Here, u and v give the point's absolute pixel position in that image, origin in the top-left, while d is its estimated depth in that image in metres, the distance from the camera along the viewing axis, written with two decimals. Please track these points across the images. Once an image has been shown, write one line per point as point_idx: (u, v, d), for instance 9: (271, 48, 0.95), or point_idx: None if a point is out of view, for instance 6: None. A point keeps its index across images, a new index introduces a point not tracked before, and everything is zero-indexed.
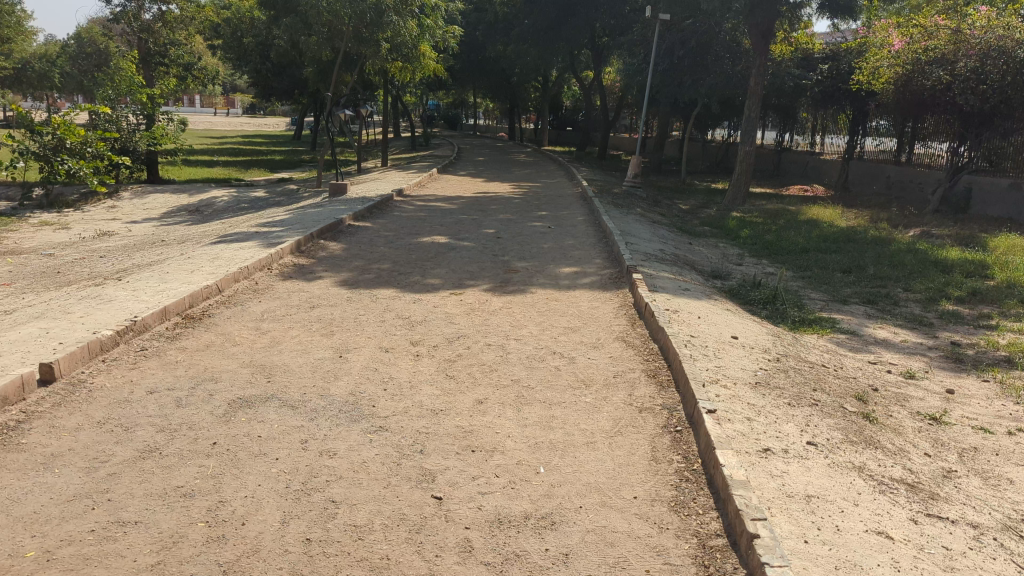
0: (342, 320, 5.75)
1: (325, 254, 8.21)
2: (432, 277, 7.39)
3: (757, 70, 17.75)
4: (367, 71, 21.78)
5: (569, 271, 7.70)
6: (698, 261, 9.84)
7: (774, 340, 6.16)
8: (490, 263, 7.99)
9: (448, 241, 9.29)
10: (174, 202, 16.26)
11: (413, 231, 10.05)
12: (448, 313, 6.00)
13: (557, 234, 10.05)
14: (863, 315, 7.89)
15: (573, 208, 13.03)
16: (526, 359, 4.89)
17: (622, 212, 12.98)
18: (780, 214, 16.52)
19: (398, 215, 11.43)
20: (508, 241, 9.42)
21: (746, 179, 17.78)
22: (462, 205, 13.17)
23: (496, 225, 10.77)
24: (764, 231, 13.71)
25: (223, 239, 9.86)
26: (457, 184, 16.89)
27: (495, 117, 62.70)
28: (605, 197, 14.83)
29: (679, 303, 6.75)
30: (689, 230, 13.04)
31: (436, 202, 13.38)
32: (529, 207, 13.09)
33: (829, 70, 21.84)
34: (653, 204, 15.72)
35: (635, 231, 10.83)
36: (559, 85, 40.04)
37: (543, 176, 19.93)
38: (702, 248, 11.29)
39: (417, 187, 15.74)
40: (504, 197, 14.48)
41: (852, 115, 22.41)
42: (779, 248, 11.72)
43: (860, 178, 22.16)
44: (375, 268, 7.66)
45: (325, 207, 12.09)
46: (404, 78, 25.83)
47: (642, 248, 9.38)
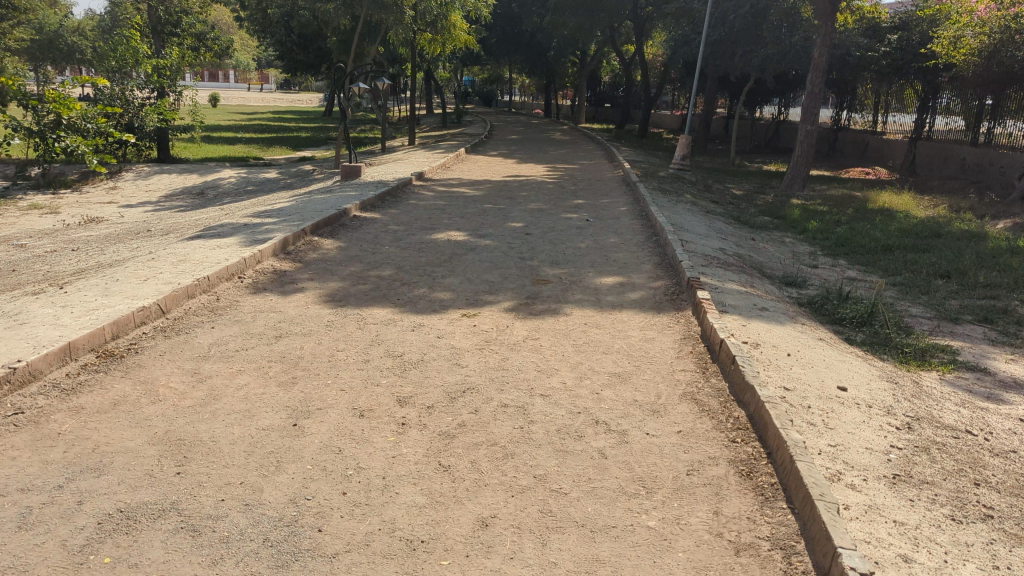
0: (312, 360, 4.29)
1: (315, 256, 6.79)
2: (442, 289, 5.93)
3: (822, 40, 15.94)
4: (392, 41, 20.28)
5: (614, 282, 6.20)
6: (766, 265, 8.32)
7: (892, 388, 4.59)
8: (516, 271, 6.52)
9: (467, 238, 7.84)
10: (179, 184, 14.98)
11: (428, 224, 8.61)
12: (455, 347, 4.52)
13: (596, 229, 8.55)
14: (984, 339, 6.31)
15: (616, 195, 11.49)
16: (558, 437, 3.39)
17: (672, 201, 11.41)
18: (846, 202, 14.86)
19: (414, 204, 9.99)
20: (538, 240, 7.94)
21: (806, 163, 16.17)
22: (490, 192, 11.68)
23: (526, 218, 9.30)
24: (833, 222, 12.10)
25: (207, 231, 8.46)
26: (486, 166, 15.41)
27: (531, 94, 60.90)
28: (650, 181, 13.26)
29: (759, 331, 5.21)
30: (748, 221, 11.47)
31: (460, 188, 11.91)
32: (564, 194, 11.58)
33: (898, 42, 19.96)
34: (704, 190, 14.12)
35: (690, 227, 9.28)
36: (598, 59, 38.26)
37: (581, 156, 18.36)
38: (766, 244, 9.73)
39: (442, 170, 14.29)
40: (537, 181, 12.96)
41: (923, 90, 20.49)
42: (855, 245, 10.14)
43: (928, 160, 20.29)
44: (372, 277, 6.23)
45: (334, 195, 10.65)
46: (434, 50, 24.30)
47: (700, 248, 7.87)
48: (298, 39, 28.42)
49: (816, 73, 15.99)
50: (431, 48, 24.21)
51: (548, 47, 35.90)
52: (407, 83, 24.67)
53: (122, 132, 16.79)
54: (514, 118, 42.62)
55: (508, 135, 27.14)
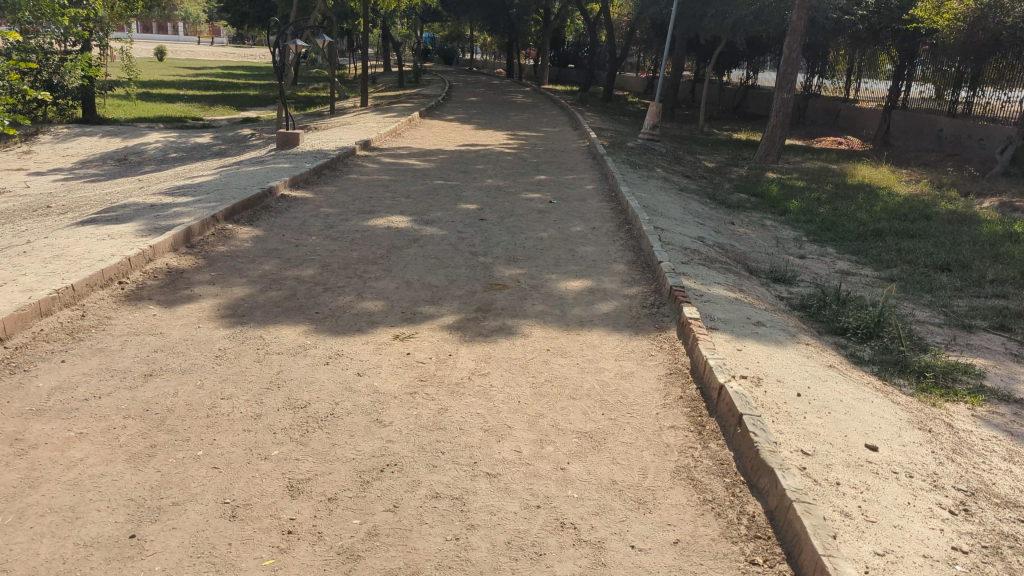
0: (184, 415, 3.23)
1: (224, 251, 5.69)
2: (373, 299, 4.90)
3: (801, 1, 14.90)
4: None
5: (581, 289, 5.21)
6: (750, 257, 7.41)
7: (929, 439, 3.66)
8: (464, 270, 5.51)
9: (412, 225, 6.79)
10: (101, 148, 13.62)
11: (367, 205, 7.54)
12: (377, 392, 3.50)
13: (559, 214, 7.54)
14: (1006, 353, 5.45)
15: (581, 170, 10.50)
16: (508, 559, 2.39)
17: (642, 178, 10.45)
18: (823, 176, 14.05)
19: (355, 180, 8.89)
20: (493, 226, 6.93)
21: (781, 133, 15.32)
22: (442, 164, 10.58)
23: (481, 197, 8.27)
24: (813, 199, 11.24)
25: (107, 211, 7.30)
26: (439, 133, 14.28)
27: (492, 52, 59.18)
28: (617, 153, 12.28)
29: (757, 357, 4.25)
30: (723, 200, 10.57)
31: (409, 159, 10.80)
32: (524, 168, 10.54)
33: (876, 5, 19.08)
34: (674, 163, 13.19)
35: (667, 210, 8.33)
36: (562, 17, 36.93)
37: (543, 123, 17.27)
38: (746, 228, 8.82)
39: (393, 137, 13.15)
40: (495, 152, 11.89)
41: (899, 56, 19.69)
42: (841, 228, 9.29)
43: (903, 129, 19.57)
44: (289, 281, 5.16)
45: (265, 168, 9.48)
46: (387, 5, 22.86)
47: (678, 238, 6.90)
48: None
49: (793, 36, 15.02)
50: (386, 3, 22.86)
51: (510, 4, 34.48)
52: (360, 41, 23.29)
53: (39, 90, 15.29)
54: (474, 78, 41.19)
55: (467, 96, 25.88)
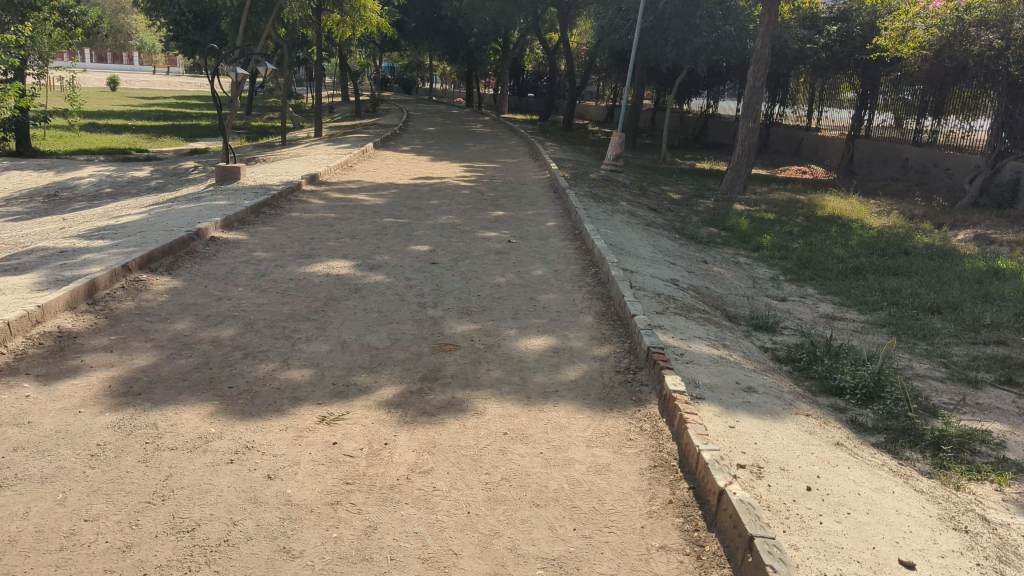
0: (29, 549, 2.47)
1: (132, 307, 4.90)
2: (300, 366, 4.16)
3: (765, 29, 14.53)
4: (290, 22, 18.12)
5: (544, 349, 4.53)
6: (728, 301, 6.80)
7: (968, 546, 3.01)
8: (410, 327, 4.80)
9: (354, 271, 6.08)
10: (30, 182, 12.70)
11: (307, 248, 6.80)
12: (290, 505, 2.76)
13: (520, 256, 6.88)
14: (1021, 413, 4.86)
15: (542, 204, 9.86)
16: None
17: (607, 212, 9.84)
18: (792, 208, 13.62)
19: (297, 218, 8.15)
20: (445, 272, 6.23)
21: (747, 163, 14.90)
22: (394, 200, 9.88)
23: (435, 236, 7.58)
24: (786, 233, 10.74)
25: (10, 257, 6.46)
26: (394, 165, 13.59)
27: (452, 81, 58.84)
28: (581, 186, 11.69)
29: (754, 437, 3.59)
30: (693, 235, 10.00)
31: (359, 194, 10.09)
32: (482, 202, 9.88)
33: (838, 33, 18.93)
34: (639, 195, 12.64)
35: (636, 250, 7.71)
36: (522, 46, 36.61)
37: (502, 153, 16.67)
38: (720, 266, 8.25)
39: (344, 170, 12.43)
40: (452, 185, 11.23)
41: (862, 85, 19.54)
42: (819, 265, 8.76)
43: (867, 159, 19.34)
44: (202, 345, 4.40)
45: (200, 205, 8.69)
46: (342, 32, 22.22)
47: (650, 282, 6.27)
48: (194, 18, 25.94)
49: (758, 64, 14.65)
50: (341, 30, 22.23)
51: (470, 33, 34.07)
52: (314, 70, 22.59)
53: None
54: (433, 108, 40.64)
55: (425, 126, 25.23)
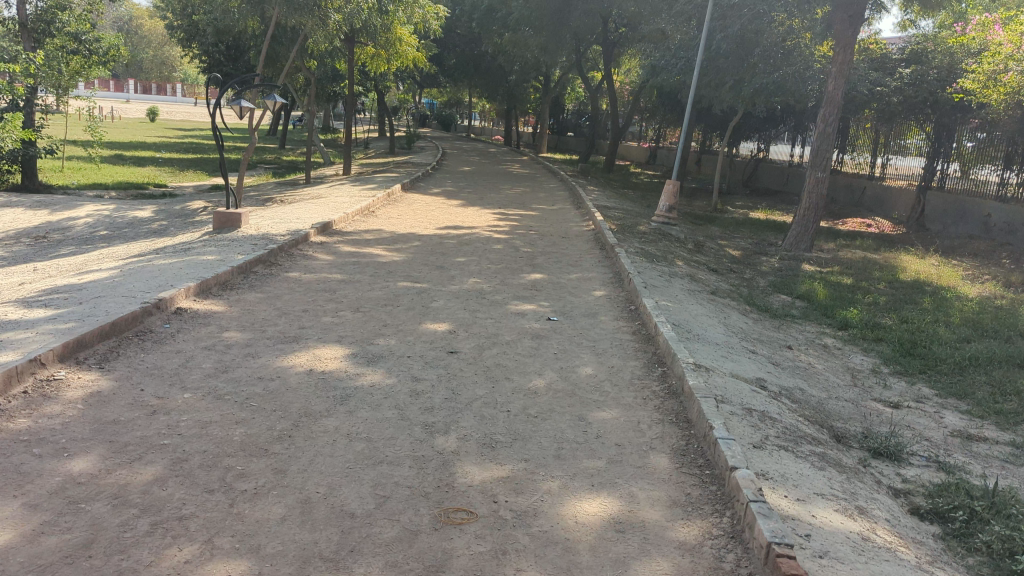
0: None
1: (24, 429, 3.49)
2: (231, 554, 2.72)
3: (836, 69, 13.11)
4: (320, 53, 17.03)
5: (602, 526, 3.02)
6: (830, 412, 5.24)
7: None
8: (406, 473, 3.33)
9: (347, 365, 4.65)
10: (20, 221, 11.52)
11: (295, 326, 5.39)
12: None
13: (562, 343, 5.41)
14: None
15: (588, 265, 8.44)
16: None
17: (665, 277, 8.37)
18: (868, 269, 12.09)
19: (294, 280, 6.79)
20: (465, 367, 4.78)
21: (815, 217, 13.46)
22: (416, 255, 8.50)
23: (458, 310, 6.16)
24: (870, 305, 9.24)
25: None
26: (420, 211, 12.25)
27: (491, 119, 58.16)
28: (631, 242, 10.26)
29: None
30: (765, 306, 8.49)
31: (376, 247, 8.72)
32: (517, 261, 8.48)
33: (912, 77, 17.75)
34: (698, 253, 11.19)
35: (706, 336, 6.21)
36: (563, 84, 35.53)
37: (540, 198, 15.30)
38: (808, 355, 6.69)
39: (365, 216, 11.10)
40: (484, 238, 9.84)
41: (935, 131, 18.25)
42: (927, 353, 7.17)
43: (941, 213, 17.84)
44: (97, 504, 2.96)
45: (184, 260, 7.35)
46: (377, 65, 21.18)
47: (737, 393, 4.75)
48: (226, 49, 25.07)
49: (828, 108, 13.19)
50: (375, 64, 21.22)
51: (511, 70, 33.05)
52: (345, 106, 21.55)
53: None
54: (470, 145, 39.67)
55: (461, 165, 24.02)
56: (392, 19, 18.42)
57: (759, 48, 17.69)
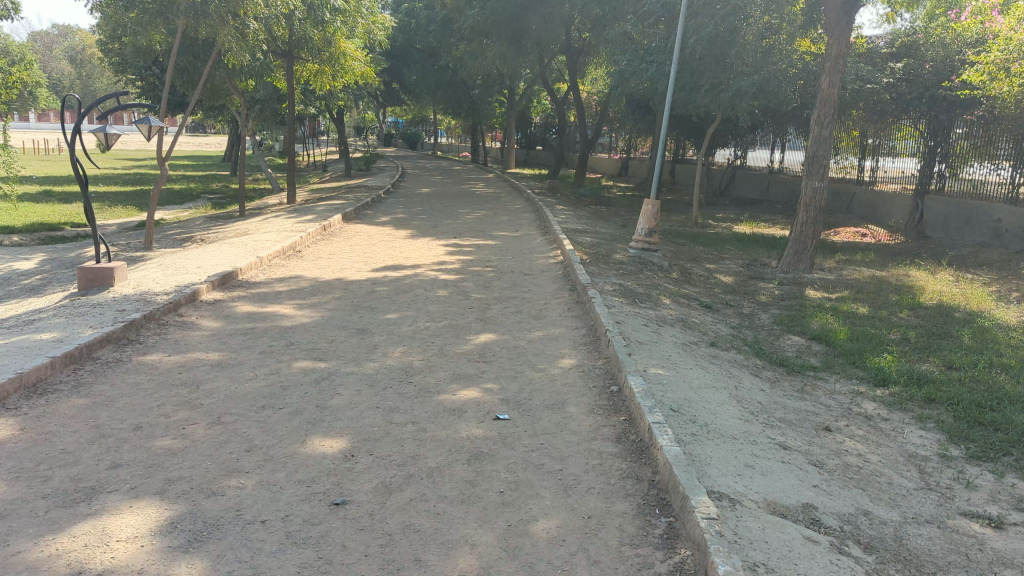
0: None
1: None
2: None
3: (832, 63, 11.48)
4: (250, 70, 15.22)
5: None
6: (920, 559, 3.43)
7: None
8: None
9: (152, 557, 2.78)
10: None
11: (104, 464, 3.52)
12: None
13: (512, 467, 3.58)
14: None
15: (554, 315, 6.65)
16: None
17: (652, 328, 6.57)
18: (882, 292, 10.47)
19: (148, 368, 4.93)
20: (351, 541, 2.94)
21: (814, 232, 11.85)
22: (336, 312, 6.67)
23: (368, 407, 4.31)
24: (904, 347, 7.53)
25: None
26: (359, 247, 10.42)
27: (458, 135, 56.58)
28: (607, 278, 8.53)
29: None
30: (780, 359, 6.73)
31: (285, 304, 6.87)
32: (465, 314, 6.69)
33: (904, 71, 16.30)
34: (688, 287, 9.45)
35: (718, 430, 4.40)
36: (528, 96, 33.95)
37: (503, 223, 13.55)
38: (854, 439, 4.90)
39: (288, 258, 9.26)
40: (429, 282, 8.03)
41: (930, 129, 16.79)
42: (1003, 420, 5.42)
43: (942, 218, 16.48)
44: None
45: (8, 343, 5.45)
46: (322, 83, 19.44)
47: (790, 561, 2.93)
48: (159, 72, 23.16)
49: (823, 107, 11.62)
50: (319, 82, 19.42)
51: (473, 84, 31.40)
52: (287, 128, 19.73)
53: None
54: (435, 164, 37.99)
55: (420, 187, 22.25)
56: (332, 30, 16.60)
57: (735, 48, 16.08)
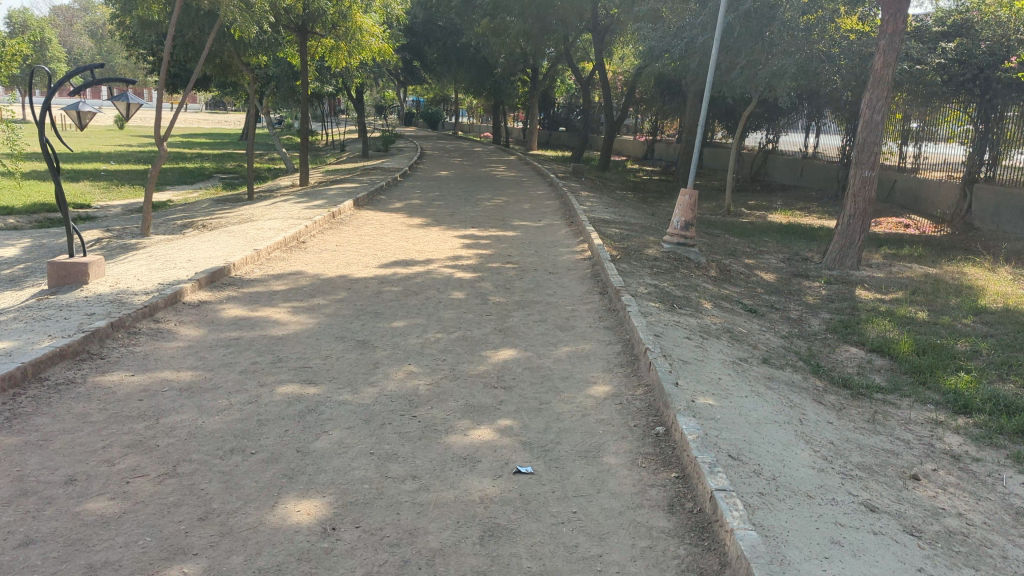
0: None
1: None
2: None
3: (887, 39, 10.48)
4: (259, 45, 14.39)
5: None
6: None
7: None
8: None
9: None
10: None
11: (15, 538, 2.74)
12: None
13: (537, 553, 2.77)
14: None
15: (582, 325, 5.83)
16: None
17: (696, 344, 5.73)
18: (939, 293, 9.58)
19: (103, 392, 4.15)
20: None
21: (862, 224, 10.94)
22: (335, 318, 5.87)
23: (359, 453, 3.51)
24: (978, 363, 6.65)
25: None
26: (368, 237, 9.62)
27: (479, 116, 55.57)
28: (640, 278, 7.69)
29: None
30: (842, 378, 5.88)
31: (278, 307, 6.09)
32: (482, 322, 5.89)
33: (957, 50, 15.19)
34: (728, 288, 8.58)
35: (791, 486, 3.56)
36: (552, 76, 32.94)
37: (525, 210, 12.71)
38: (949, 493, 4.04)
39: (290, 250, 8.47)
40: (443, 280, 7.23)
41: (983, 111, 15.70)
42: None
43: (992, 209, 15.48)
44: None
45: None
46: (337, 60, 18.59)
47: None
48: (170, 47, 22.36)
49: (875, 89, 10.68)
50: (335, 58, 18.58)
51: (495, 62, 30.42)
52: (301, 106, 18.93)
53: None
54: (456, 144, 37.11)
55: (438, 170, 21.43)
56: (346, 3, 15.74)
57: (775, 24, 15.04)
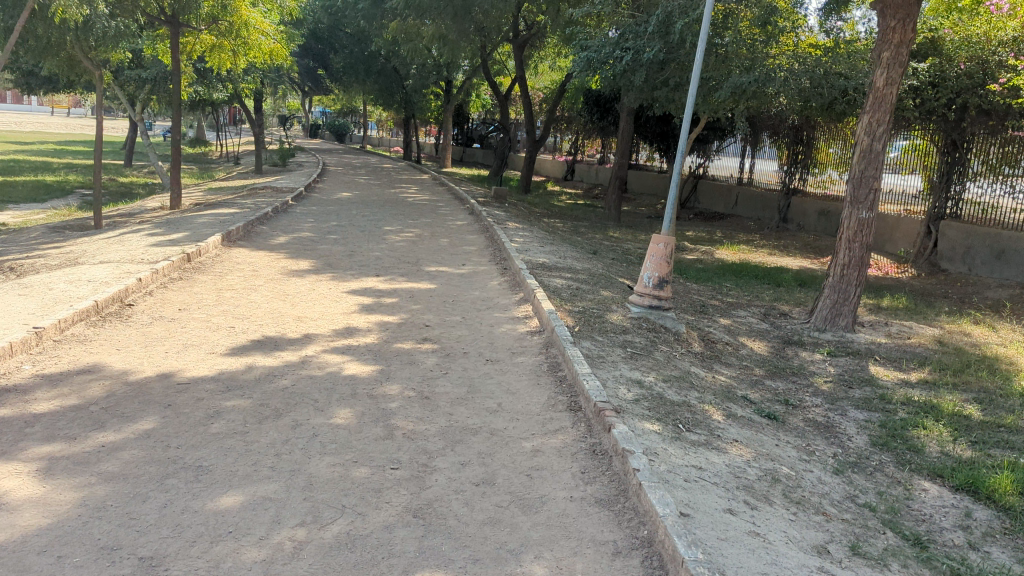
0: None
1: None
2: None
3: (892, 52, 8.50)
4: (107, 37, 11.35)
5: None
6: None
7: None
8: None
9: None
10: None
11: None
12: None
13: None
14: None
15: (559, 501, 3.38)
16: None
17: (751, 530, 3.37)
18: (969, 368, 7.55)
19: None
20: None
21: (857, 277, 8.92)
22: (117, 484, 3.28)
23: None
24: None
25: None
26: (229, 294, 6.96)
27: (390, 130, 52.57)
28: (613, 370, 5.31)
29: None
30: (972, 568, 3.62)
31: (17, 461, 3.44)
32: (387, 492, 3.37)
33: (930, 73, 13.43)
34: (725, 376, 6.30)
35: None
36: (468, 89, 30.52)
37: (444, 249, 10.23)
38: None
39: (102, 320, 5.79)
40: (327, 382, 4.69)
41: (954, 138, 14.04)
42: None
43: (962, 249, 13.85)
44: None
45: None
46: (218, 61, 15.65)
47: None
48: None
49: (875, 111, 8.65)
50: (216, 59, 15.62)
51: (407, 72, 27.73)
52: (173, 114, 15.88)
53: None
54: (363, 160, 34.20)
55: (339, 190, 18.72)
56: None
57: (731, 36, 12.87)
